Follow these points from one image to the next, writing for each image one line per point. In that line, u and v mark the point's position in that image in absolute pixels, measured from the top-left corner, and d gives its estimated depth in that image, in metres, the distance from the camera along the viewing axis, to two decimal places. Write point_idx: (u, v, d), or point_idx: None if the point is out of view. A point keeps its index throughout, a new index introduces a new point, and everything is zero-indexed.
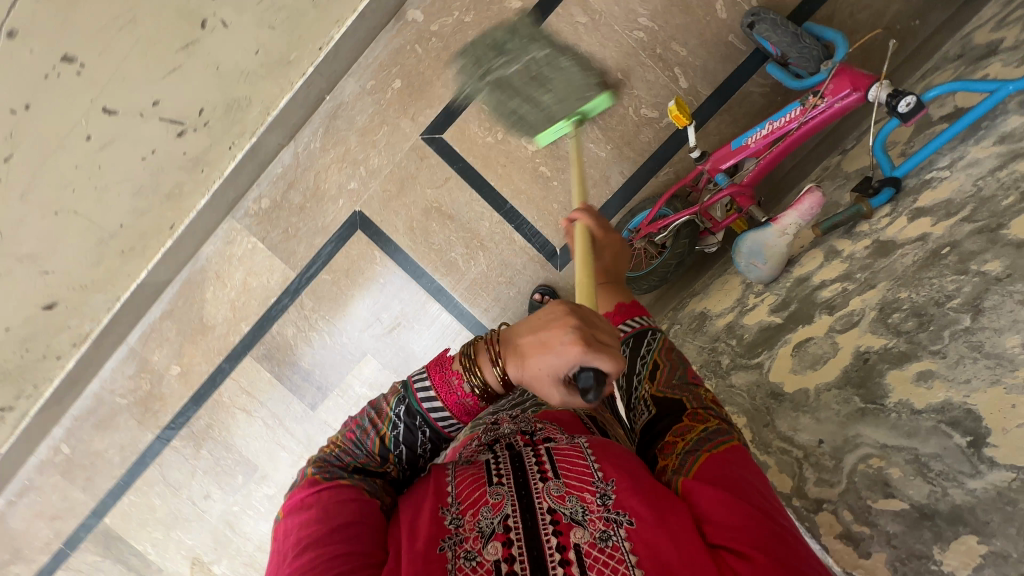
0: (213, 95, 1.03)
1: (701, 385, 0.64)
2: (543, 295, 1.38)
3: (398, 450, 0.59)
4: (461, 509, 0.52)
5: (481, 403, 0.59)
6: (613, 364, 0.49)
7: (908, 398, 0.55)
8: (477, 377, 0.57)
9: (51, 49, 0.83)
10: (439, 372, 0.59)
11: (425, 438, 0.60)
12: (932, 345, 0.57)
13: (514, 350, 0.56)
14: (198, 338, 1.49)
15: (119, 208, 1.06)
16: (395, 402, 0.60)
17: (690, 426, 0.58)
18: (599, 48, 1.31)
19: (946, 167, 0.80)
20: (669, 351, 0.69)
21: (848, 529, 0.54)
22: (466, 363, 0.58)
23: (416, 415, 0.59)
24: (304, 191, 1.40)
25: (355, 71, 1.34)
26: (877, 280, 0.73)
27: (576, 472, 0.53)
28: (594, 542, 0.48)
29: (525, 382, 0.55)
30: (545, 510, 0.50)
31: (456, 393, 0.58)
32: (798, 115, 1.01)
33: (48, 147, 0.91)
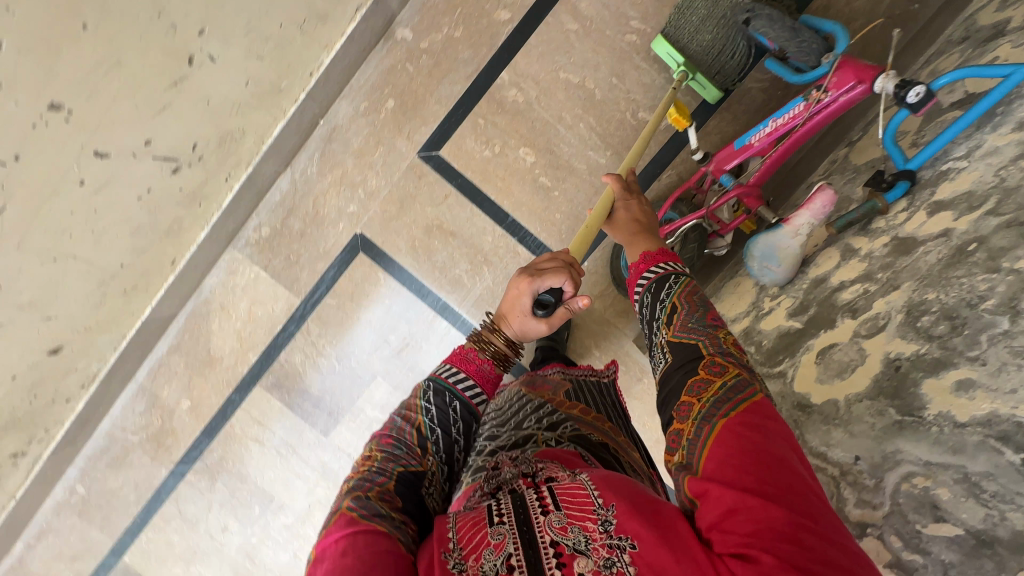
0: (205, 129, 1.01)
1: (721, 328, 0.63)
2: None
3: (434, 437, 0.68)
4: (465, 554, 0.51)
5: (497, 367, 0.77)
6: (553, 277, 0.79)
7: (950, 410, 0.52)
8: (493, 346, 0.78)
9: (36, 98, 0.71)
10: (458, 357, 0.76)
11: (456, 413, 0.71)
12: (969, 352, 0.54)
13: (504, 314, 0.82)
14: (206, 371, 1.48)
15: (118, 249, 1.05)
16: (424, 393, 0.71)
17: (707, 382, 0.57)
18: (592, 55, 1.30)
19: (963, 158, 0.77)
20: (690, 294, 0.68)
21: (898, 557, 0.52)
22: (478, 342, 0.78)
23: (445, 392, 0.71)
24: (304, 217, 1.39)
25: (348, 93, 1.33)
26: (900, 280, 0.70)
27: (578, 503, 0.53)
28: (598, 570, 0.48)
29: (522, 326, 0.80)
30: (548, 543, 0.50)
31: (476, 362, 0.76)
32: (801, 111, 0.98)
33: (40, 198, 0.81)
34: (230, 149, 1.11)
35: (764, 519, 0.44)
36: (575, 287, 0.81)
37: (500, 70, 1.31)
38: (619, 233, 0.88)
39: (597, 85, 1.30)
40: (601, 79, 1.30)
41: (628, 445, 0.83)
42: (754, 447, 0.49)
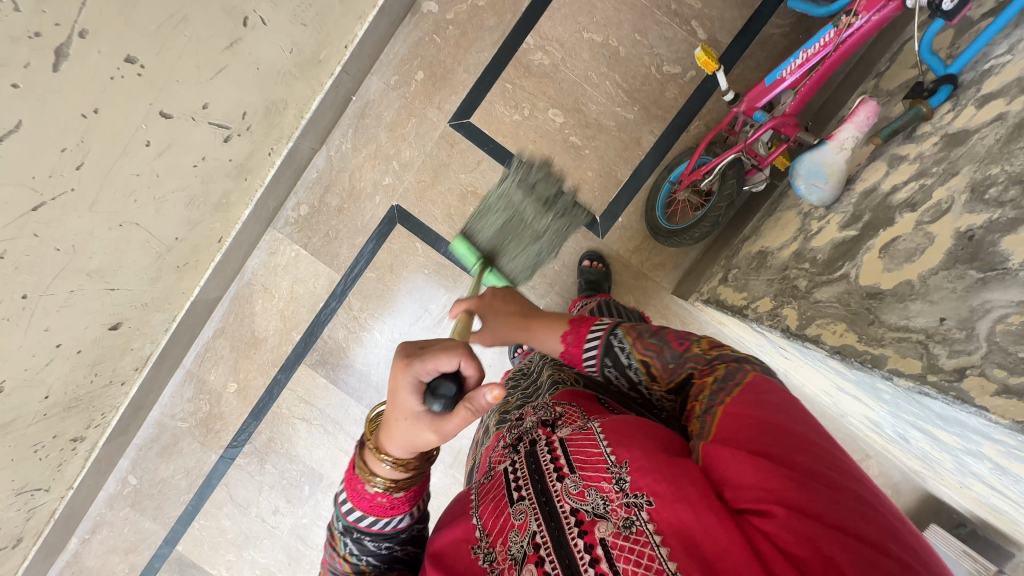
0: (254, 97, 1.05)
1: (693, 343, 0.64)
2: (593, 261, 1.35)
3: (364, 561, 0.62)
4: (492, 541, 0.55)
5: (397, 494, 0.62)
6: (442, 356, 0.57)
7: None
8: (375, 478, 0.61)
9: (117, 49, 0.74)
10: (350, 482, 0.62)
11: (369, 547, 0.62)
12: None
13: (383, 426, 0.61)
14: (251, 353, 1.50)
15: (175, 220, 1.09)
16: (335, 524, 0.64)
17: (702, 384, 0.60)
18: (614, 13, 1.33)
19: (1005, 53, 0.79)
20: (643, 340, 0.68)
21: (1005, 384, 0.51)
22: (361, 468, 0.62)
23: (350, 530, 0.62)
24: (341, 193, 1.43)
25: (379, 68, 1.37)
26: (958, 167, 0.71)
27: (591, 465, 0.55)
28: (619, 532, 0.50)
29: (405, 439, 0.59)
30: (568, 513, 0.52)
31: (370, 496, 0.61)
32: (833, 38, 1.00)
33: (112, 157, 0.84)
34: (273, 121, 1.16)
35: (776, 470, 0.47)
36: (481, 371, 0.59)
37: (525, 34, 1.35)
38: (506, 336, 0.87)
39: (620, 42, 1.34)
40: (624, 36, 1.34)
41: None
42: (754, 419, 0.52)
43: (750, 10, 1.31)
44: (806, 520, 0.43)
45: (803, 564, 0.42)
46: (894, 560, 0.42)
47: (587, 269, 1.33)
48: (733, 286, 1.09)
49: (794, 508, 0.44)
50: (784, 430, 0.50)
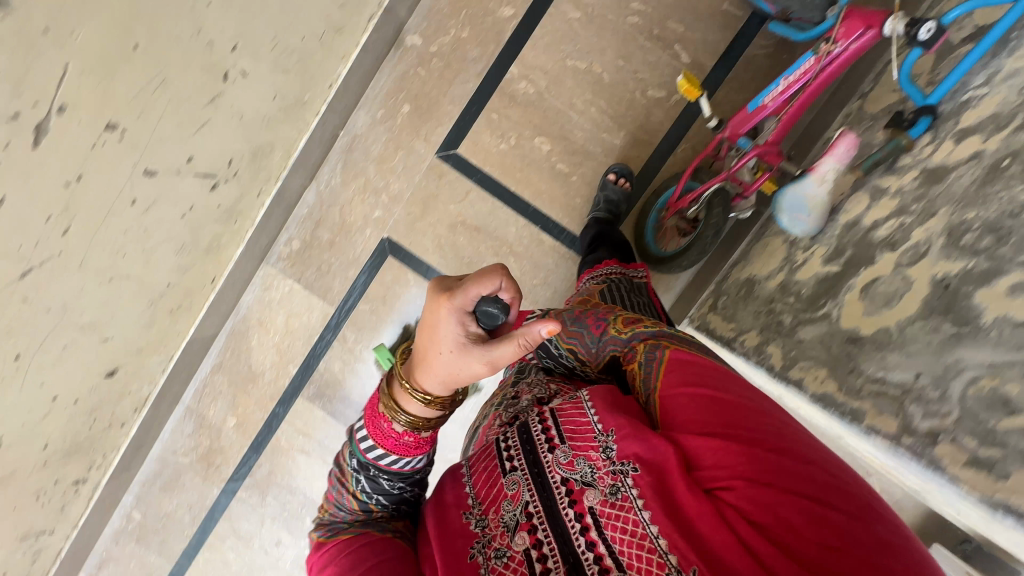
0: (239, 144, 1.06)
1: (609, 327, 0.77)
2: (619, 178, 1.31)
3: (376, 499, 0.69)
4: (485, 509, 0.59)
5: (423, 431, 0.69)
6: (485, 286, 0.63)
7: (1007, 312, 0.53)
8: (405, 415, 0.68)
9: (96, 118, 0.74)
10: (372, 418, 0.70)
11: (385, 485, 0.69)
12: (1018, 258, 0.54)
13: (420, 363, 0.67)
14: (249, 387, 1.52)
15: (165, 267, 1.10)
16: (349, 458, 0.71)
17: (631, 370, 0.69)
18: (597, 40, 1.33)
19: (982, 85, 0.78)
20: (569, 327, 0.81)
21: (976, 455, 0.52)
22: (390, 407, 0.68)
23: (368, 467, 0.69)
24: (332, 227, 1.44)
25: (365, 103, 1.38)
26: (936, 207, 0.71)
27: (581, 436, 0.61)
28: (606, 498, 0.55)
29: (446, 373, 0.65)
30: (559, 483, 0.58)
31: (396, 436, 0.69)
32: (812, 66, 1.00)
33: (99, 218, 0.85)
34: (260, 164, 1.17)
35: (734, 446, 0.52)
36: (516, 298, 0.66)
37: (509, 64, 1.35)
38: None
39: (604, 69, 1.34)
40: (608, 62, 1.34)
41: None
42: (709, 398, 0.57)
43: (733, 32, 1.31)
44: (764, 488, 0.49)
45: (764, 527, 0.47)
46: (843, 513, 0.47)
47: (610, 186, 1.30)
48: (722, 315, 1.09)
49: (750, 478, 0.50)
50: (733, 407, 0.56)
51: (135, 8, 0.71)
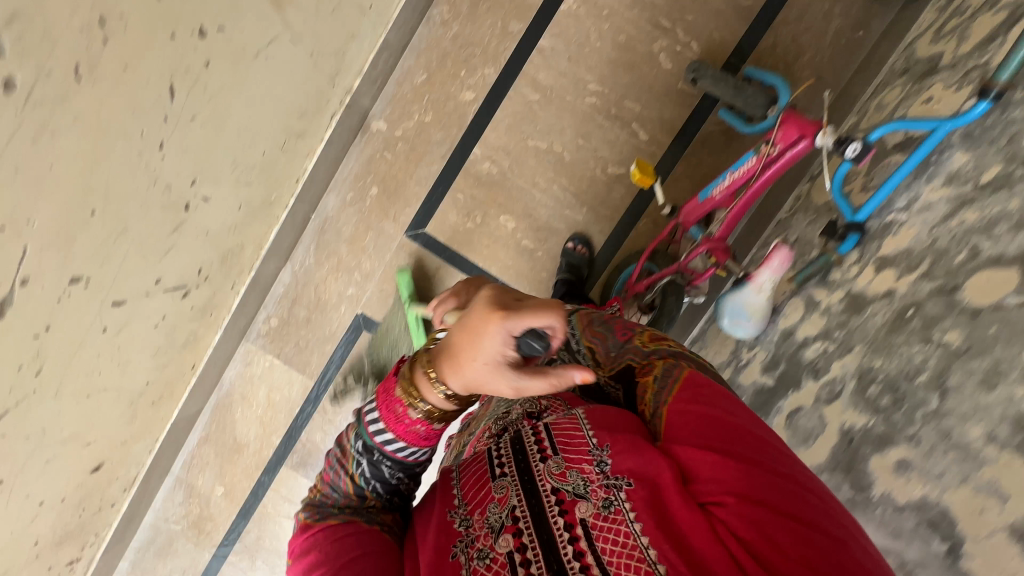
0: (209, 254, 1.12)
1: (634, 336, 0.65)
2: (578, 244, 1.36)
3: (372, 486, 0.58)
4: (469, 509, 0.53)
5: (436, 427, 0.57)
6: (543, 316, 0.49)
7: (892, 493, 0.60)
8: (424, 404, 0.55)
9: (59, 279, 0.78)
10: (386, 401, 0.57)
11: (388, 472, 0.58)
12: (907, 431, 0.60)
13: (447, 356, 0.54)
14: (235, 457, 1.57)
15: (143, 370, 1.15)
16: (353, 438, 0.59)
17: (644, 384, 0.59)
18: (556, 120, 1.37)
19: (903, 209, 0.81)
20: (592, 328, 0.71)
21: None
22: (407, 387, 0.56)
23: (373, 450, 0.57)
24: (308, 305, 1.48)
25: (334, 187, 1.42)
26: (853, 342, 0.74)
27: (574, 445, 0.54)
28: (599, 512, 0.49)
29: (471, 379, 0.52)
30: (548, 491, 0.51)
31: (407, 422, 0.56)
32: (754, 164, 1.03)
33: (70, 352, 0.90)
34: (231, 263, 1.22)
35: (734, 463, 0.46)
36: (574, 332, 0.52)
37: (473, 145, 1.39)
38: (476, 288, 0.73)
39: (565, 148, 1.37)
40: (568, 142, 1.37)
41: None
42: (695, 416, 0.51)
43: (688, 110, 1.34)
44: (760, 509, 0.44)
45: (755, 548, 0.42)
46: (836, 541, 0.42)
47: (569, 252, 1.34)
48: None
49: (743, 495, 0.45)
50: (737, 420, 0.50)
51: (87, 185, 0.73)
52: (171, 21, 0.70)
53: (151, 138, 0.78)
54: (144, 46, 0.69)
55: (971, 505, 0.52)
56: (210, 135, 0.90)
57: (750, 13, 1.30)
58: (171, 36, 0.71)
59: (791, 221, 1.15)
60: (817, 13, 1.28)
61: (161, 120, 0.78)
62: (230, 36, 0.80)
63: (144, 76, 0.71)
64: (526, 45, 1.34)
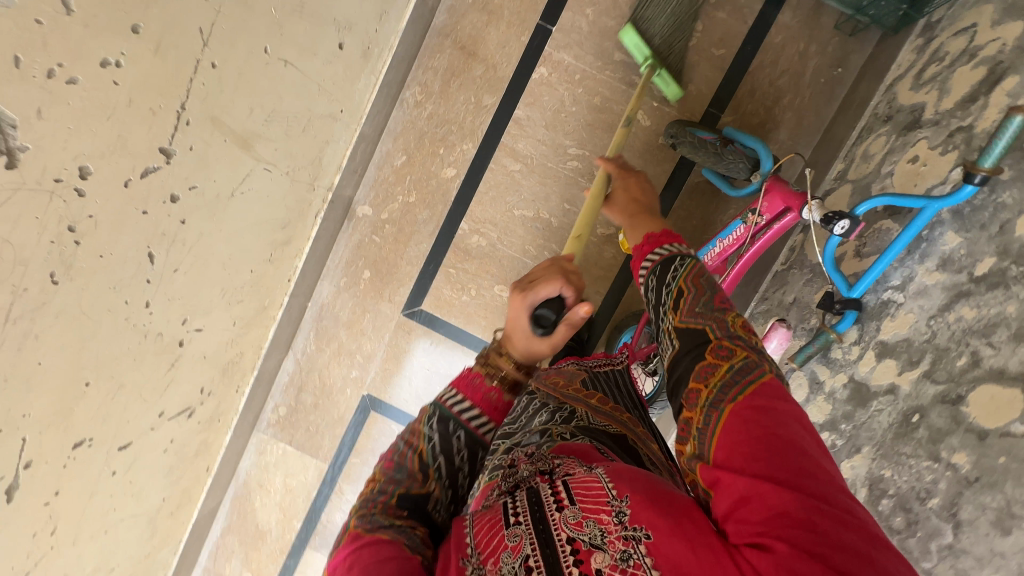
0: (210, 372, 1.12)
1: (730, 310, 0.57)
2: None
3: (437, 463, 0.64)
4: (482, 559, 0.47)
5: (504, 393, 0.73)
6: (548, 290, 0.75)
7: None
8: (498, 374, 0.73)
9: (63, 448, 0.79)
10: (463, 379, 0.73)
11: (460, 442, 0.67)
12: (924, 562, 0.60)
13: (506, 338, 0.77)
14: (259, 544, 1.55)
15: (157, 489, 1.15)
16: (426, 419, 0.68)
17: (713, 366, 0.52)
18: (540, 187, 1.36)
19: (899, 288, 0.80)
20: (696, 276, 0.61)
21: None
22: (485, 368, 0.73)
23: (449, 419, 0.68)
24: (314, 390, 1.49)
25: (327, 275, 1.42)
26: (860, 441, 0.73)
27: (593, 495, 0.47)
28: (616, 564, 0.42)
29: (525, 349, 0.75)
30: (564, 541, 0.45)
31: (482, 390, 0.72)
32: (743, 233, 1.02)
33: (82, 502, 0.90)
34: (231, 372, 1.22)
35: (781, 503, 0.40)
36: (575, 294, 0.77)
37: (460, 220, 1.38)
38: (619, 214, 0.91)
39: (552, 213, 1.36)
40: (554, 207, 1.36)
41: (647, 436, 0.74)
42: (761, 434, 0.44)
43: (671, 163, 1.33)
44: (808, 560, 0.36)
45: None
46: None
47: None
48: None
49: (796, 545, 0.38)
50: (793, 449, 0.42)
51: (80, 362, 0.74)
52: (141, 199, 0.70)
53: (136, 303, 0.79)
54: (117, 231, 0.69)
55: None
56: (194, 278, 0.90)
57: (723, 61, 1.27)
58: (143, 212, 0.71)
59: (786, 276, 1.13)
60: (792, 55, 1.25)
61: (144, 283, 0.78)
62: (202, 190, 0.81)
63: (119, 257, 0.71)
64: (503, 118, 1.34)
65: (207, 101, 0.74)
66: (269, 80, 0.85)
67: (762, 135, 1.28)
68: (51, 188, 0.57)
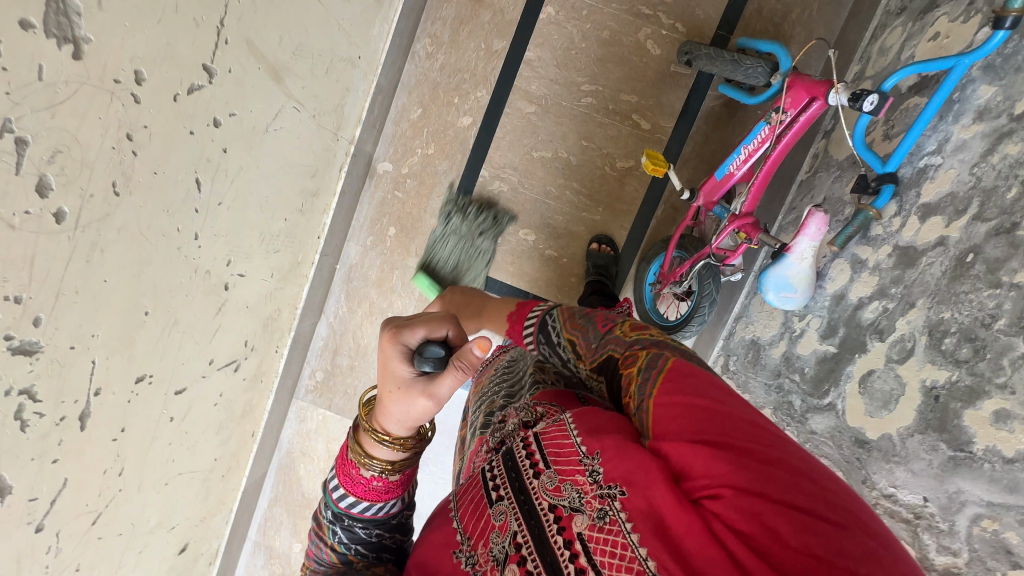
0: (252, 325, 1.14)
1: (615, 326, 0.60)
2: (600, 244, 1.37)
3: (353, 549, 0.59)
4: (473, 544, 0.50)
5: (394, 478, 0.59)
6: (426, 327, 0.59)
7: (997, 446, 0.58)
8: (373, 462, 0.58)
9: (126, 381, 0.80)
10: (342, 467, 0.60)
11: (364, 533, 0.59)
12: (997, 379, 0.60)
13: (378, 407, 0.59)
14: (306, 512, 1.56)
15: (209, 446, 1.16)
16: (323, 510, 0.60)
17: (627, 375, 0.53)
18: (557, 127, 1.37)
19: (935, 152, 0.80)
20: (573, 320, 0.64)
21: None
22: (359, 449, 0.59)
23: (341, 517, 0.59)
24: (349, 352, 1.50)
25: (354, 235, 1.44)
26: (914, 296, 0.74)
27: (565, 455, 0.48)
28: (594, 524, 0.43)
29: (400, 414, 0.57)
30: (546, 510, 0.46)
31: (364, 482, 0.58)
32: (768, 133, 1.03)
33: (145, 444, 0.91)
34: (270, 329, 1.24)
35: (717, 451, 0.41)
36: (462, 331, 0.61)
37: (479, 167, 1.40)
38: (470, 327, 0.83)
39: (570, 152, 1.38)
40: (572, 145, 1.38)
41: None
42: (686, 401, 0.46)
43: (685, 91, 1.34)
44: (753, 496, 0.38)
45: (755, 542, 0.37)
46: (833, 525, 0.37)
47: (596, 252, 1.35)
48: (738, 382, 1.11)
49: (740, 486, 0.39)
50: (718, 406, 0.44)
51: (139, 286, 0.75)
52: (188, 118, 0.72)
53: (187, 232, 0.81)
54: (168, 148, 0.71)
55: None
56: (236, 214, 0.92)
57: None
58: (191, 131, 0.73)
59: (812, 181, 1.14)
60: None
61: (193, 212, 0.80)
62: (239, 118, 0.83)
63: (170, 178, 0.73)
64: (514, 60, 1.35)
65: (241, 21, 0.76)
66: (294, 9, 0.87)
67: None
68: (111, 88, 0.60)
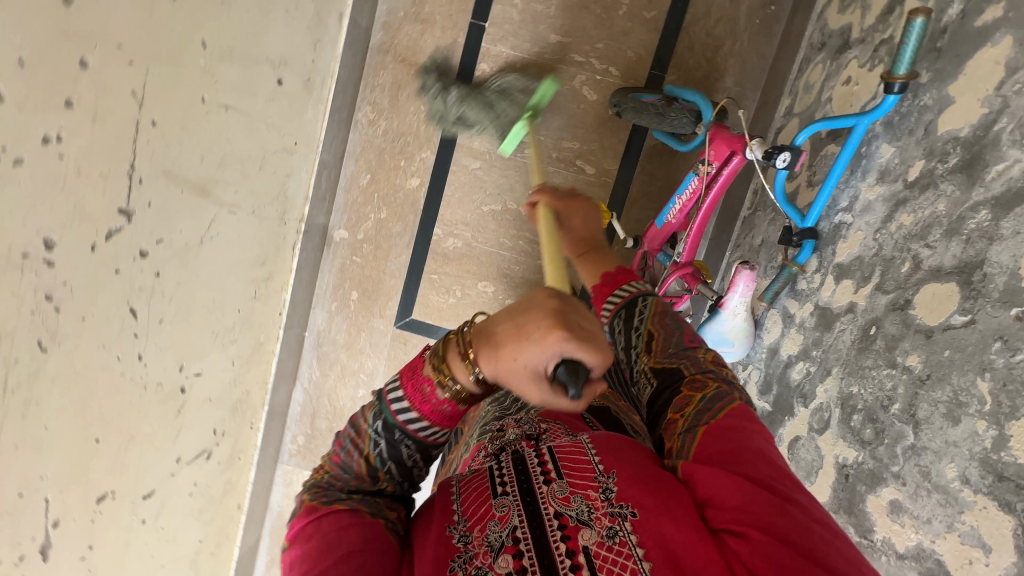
0: (220, 413, 1.18)
1: (699, 348, 0.61)
2: None
3: (387, 467, 0.53)
4: (469, 525, 0.49)
5: (462, 408, 0.51)
6: (596, 351, 0.43)
7: (891, 537, 0.65)
8: (453, 385, 0.49)
9: (87, 504, 0.84)
10: (411, 380, 0.52)
11: (409, 452, 0.53)
12: (892, 468, 0.66)
13: (486, 343, 0.47)
14: None
15: (191, 533, 1.20)
16: (372, 417, 0.53)
17: (688, 396, 0.55)
18: (504, 179, 1.39)
19: (847, 210, 0.81)
20: (662, 317, 0.64)
21: None
22: (437, 362, 0.50)
23: (394, 429, 0.52)
24: (326, 415, 1.54)
25: (319, 302, 1.47)
26: (830, 364, 0.78)
27: (580, 471, 0.51)
28: (603, 541, 0.45)
29: (501, 376, 0.46)
30: (552, 515, 0.47)
31: (433, 399, 0.51)
32: (697, 185, 1.04)
33: (119, 552, 0.95)
34: (240, 410, 1.28)
35: (751, 500, 0.45)
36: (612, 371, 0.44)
37: (432, 227, 1.42)
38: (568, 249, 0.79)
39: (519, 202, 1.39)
40: (521, 196, 1.39)
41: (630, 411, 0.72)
42: (732, 443, 0.50)
43: (626, 131, 1.34)
44: (781, 546, 0.42)
45: None
46: None
47: None
48: None
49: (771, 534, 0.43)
50: (761, 457, 0.48)
51: (86, 420, 0.79)
52: (111, 260, 0.75)
53: (127, 357, 0.84)
54: (94, 293, 0.74)
55: (960, 556, 0.57)
56: (183, 324, 0.95)
57: (657, 22, 1.28)
58: (116, 270, 0.77)
59: (753, 220, 1.14)
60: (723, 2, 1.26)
61: (132, 338, 0.83)
62: (169, 241, 0.86)
63: (103, 317, 0.77)
64: None
65: (156, 156, 0.79)
66: (213, 127, 0.89)
67: (709, 87, 1.30)
68: (20, 263, 0.63)
